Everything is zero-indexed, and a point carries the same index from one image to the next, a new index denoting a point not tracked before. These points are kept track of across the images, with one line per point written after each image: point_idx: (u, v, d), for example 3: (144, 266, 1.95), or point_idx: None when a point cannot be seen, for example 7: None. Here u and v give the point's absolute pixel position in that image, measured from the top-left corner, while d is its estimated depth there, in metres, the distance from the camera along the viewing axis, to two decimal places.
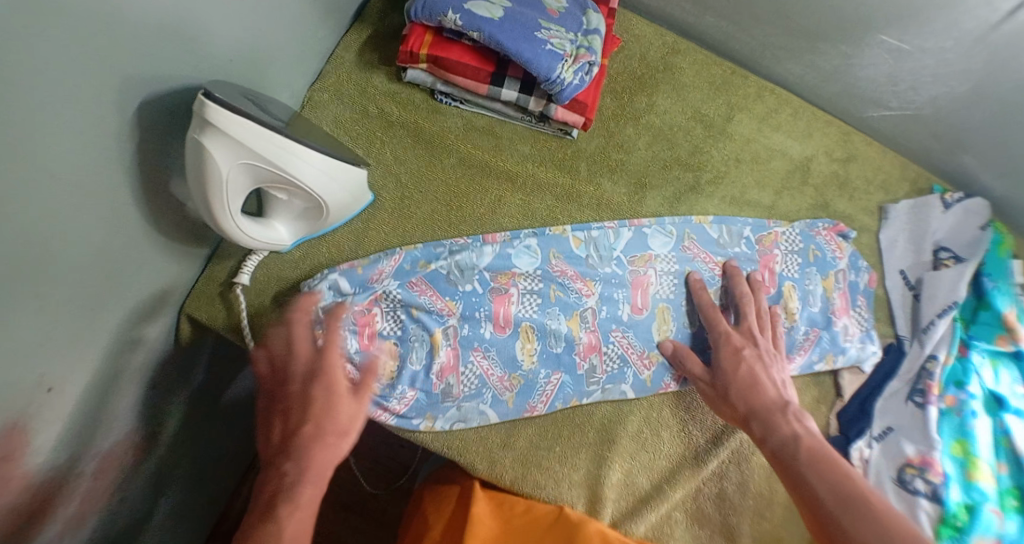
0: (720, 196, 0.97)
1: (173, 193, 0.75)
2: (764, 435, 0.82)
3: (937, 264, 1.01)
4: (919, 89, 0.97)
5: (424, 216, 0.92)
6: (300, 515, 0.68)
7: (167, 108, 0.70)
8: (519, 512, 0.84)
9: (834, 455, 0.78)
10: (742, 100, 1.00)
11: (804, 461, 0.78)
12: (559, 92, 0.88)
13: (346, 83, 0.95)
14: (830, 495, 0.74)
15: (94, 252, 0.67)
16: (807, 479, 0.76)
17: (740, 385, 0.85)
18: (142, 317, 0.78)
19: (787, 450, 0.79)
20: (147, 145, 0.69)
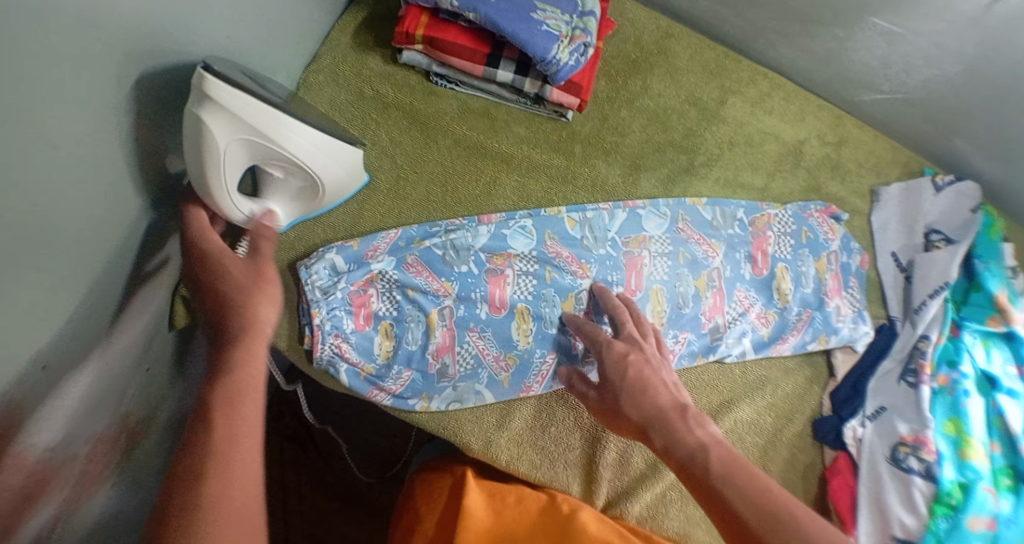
0: (714, 178, 0.98)
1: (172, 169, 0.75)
2: (668, 446, 0.72)
3: (928, 246, 1.02)
4: (911, 72, 0.98)
5: (420, 197, 0.92)
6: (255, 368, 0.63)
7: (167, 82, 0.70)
8: (511, 504, 0.82)
9: (747, 465, 0.68)
10: (735, 83, 1.01)
11: (724, 480, 0.67)
12: (555, 72, 0.88)
13: (341, 65, 0.95)
14: (752, 508, 0.64)
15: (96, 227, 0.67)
16: (721, 490, 0.66)
17: (630, 389, 0.77)
18: (143, 297, 0.78)
19: (694, 459, 0.70)
20: (145, 119, 0.69)
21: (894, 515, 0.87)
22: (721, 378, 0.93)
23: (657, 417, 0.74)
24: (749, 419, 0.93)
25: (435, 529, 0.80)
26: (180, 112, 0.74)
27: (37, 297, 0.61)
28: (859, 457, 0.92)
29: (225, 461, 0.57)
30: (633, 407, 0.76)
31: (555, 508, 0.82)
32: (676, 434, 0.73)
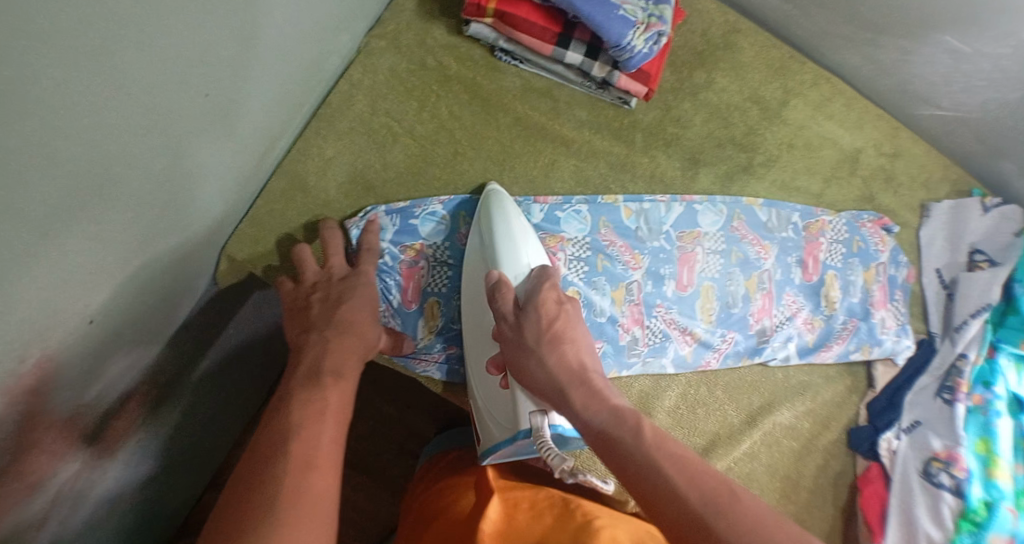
0: (770, 180, 0.97)
1: (207, 121, 0.72)
2: (587, 410, 0.67)
3: (970, 265, 1.02)
4: (974, 92, 0.97)
5: (476, 173, 0.91)
6: (343, 386, 0.73)
7: (223, 33, 0.68)
8: (524, 509, 0.79)
9: (663, 444, 0.61)
10: (798, 85, 1.00)
11: (634, 463, 0.60)
12: (628, 59, 0.87)
13: (405, 32, 0.93)
14: (658, 510, 0.57)
15: (132, 171, 0.65)
16: (654, 460, 0.60)
17: (546, 334, 0.74)
18: (163, 244, 0.75)
19: (613, 428, 0.64)
20: (195, 67, 0.67)
21: (921, 527, 0.88)
22: (764, 379, 0.94)
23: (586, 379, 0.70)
24: (788, 424, 0.93)
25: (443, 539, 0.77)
26: (230, 65, 0.71)
27: (82, 242, 0.63)
28: (891, 468, 0.93)
29: (305, 427, 0.66)
30: (554, 365, 0.72)
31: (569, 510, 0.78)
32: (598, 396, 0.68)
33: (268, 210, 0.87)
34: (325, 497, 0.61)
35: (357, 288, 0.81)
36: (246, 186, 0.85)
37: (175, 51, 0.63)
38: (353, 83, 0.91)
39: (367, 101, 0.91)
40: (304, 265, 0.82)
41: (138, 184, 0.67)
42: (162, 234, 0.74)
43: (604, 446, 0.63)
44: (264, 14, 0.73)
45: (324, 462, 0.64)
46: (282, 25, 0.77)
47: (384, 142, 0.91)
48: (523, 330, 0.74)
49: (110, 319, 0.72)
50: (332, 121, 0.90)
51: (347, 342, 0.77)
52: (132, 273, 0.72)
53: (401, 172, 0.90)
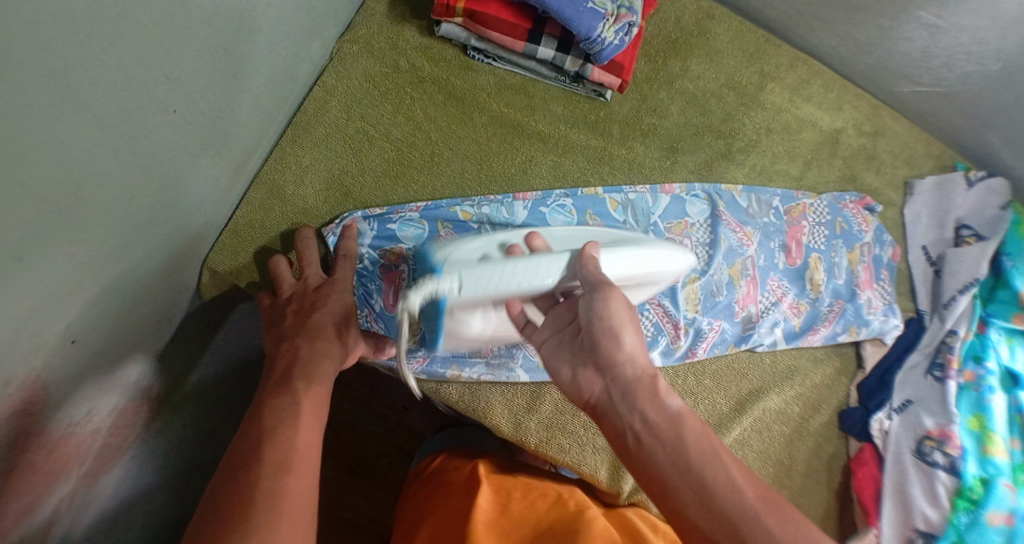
0: (750, 165, 0.97)
1: (179, 137, 0.73)
2: (648, 400, 0.66)
3: (958, 241, 1.01)
4: (953, 66, 0.97)
5: (454, 174, 0.91)
6: (315, 392, 0.74)
7: (187, 47, 0.68)
8: (517, 499, 0.82)
9: (720, 448, 0.63)
10: (774, 69, 0.99)
11: (697, 465, 0.62)
12: (599, 51, 0.87)
13: (376, 36, 0.93)
14: (714, 514, 0.60)
15: (102, 193, 0.65)
16: (721, 465, 0.62)
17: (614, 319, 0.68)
18: (143, 261, 0.76)
19: (678, 426, 0.64)
20: (161, 82, 0.67)
21: (917, 507, 0.89)
22: (751, 365, 0.93)
23: (649, 368, 0.67)
24: (779, 408, 0.93)
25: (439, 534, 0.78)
26: (199, 79, 0.71)
27: (58, 264, 0.63)
28: (884, 448, 0.94)
29: (278, 433, 0.67)
30: (625, 351, 0.67)
31: (560, 504, 0.82)
32: (664, 389, 0.67)
33: (248, 221, 0.88)
34: (303, 498, 0.63)
35: (329, 297, 0.82)
36: (224, 198, 0.86)
37: (137, 64, 0.63)
38: (327, 89, 0.91)
39: (342, 107, 0.91)
40: (280, 280, 0.84)
41: (110, 202, 0.67)
42: (140, 250, 0.74)
43: (671, 440, 0.64)
44: (228, 26, 0.72)
45: (299, 466, 0.65)
46: (251, 36, 0.77)
47: (360, 147, 0.91)
48: (600, 302, 0.68)
49: (94, 337, 0.73)
50: (308, 128, 0.90)
51: (317, 348, 0.78)
52: (112, 292, 0.72)
53: (379, 177, 0.90)
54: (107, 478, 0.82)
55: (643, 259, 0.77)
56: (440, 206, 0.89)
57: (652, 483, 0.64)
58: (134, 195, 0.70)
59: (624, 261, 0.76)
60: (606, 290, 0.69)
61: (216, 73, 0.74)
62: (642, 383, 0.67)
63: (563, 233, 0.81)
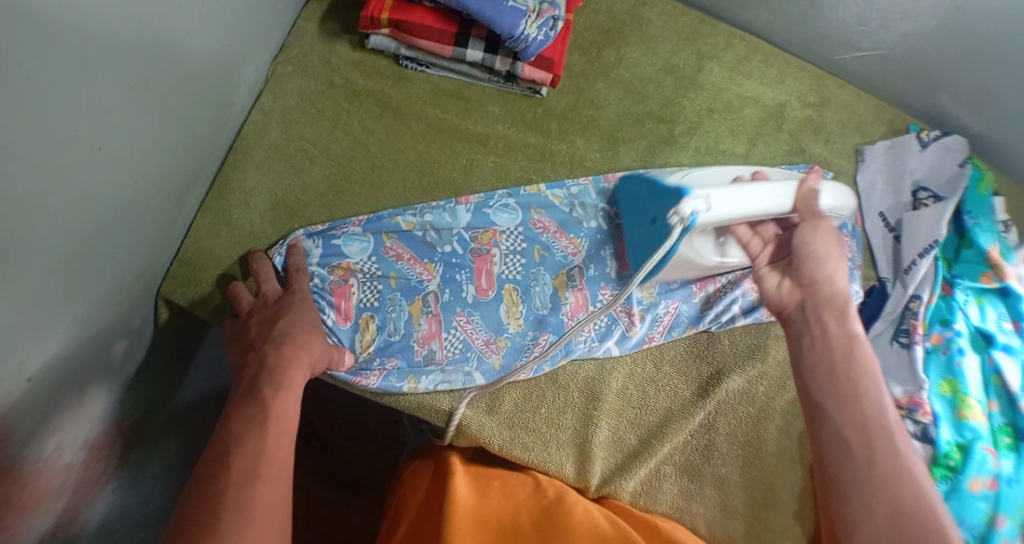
0: (694, 147, 0.97)
1: (123, 173, 0.74)
2: (821, 318, 0.71)
3: (916, 204, 1.01)
4: (891, 27, 0.96)
5: (396, 184, 0.92)
6: (283, 395, 0.72)
7: (121, 85, 0.69)
8: (496, 487, 0.84)
9: (880, 380, 0.67)
10: (711, 49, 1.00)
11: (856, 381, 0.66)
12: (524, 49, 0.87)
13: (308, 54, 0.94)
14: (849, 424, 0.64)
15: (55, 238, 0.66)
16: (860, 387, 0.66)
17: (810, 259, 0.74)
18: (100, 300, 0.77)
19: (822, 344, 0.70)
20: (101, 122, 0.68)
21: None
22: (710, 347, 0.95)
23: (844, 291, 0.72)
24: (740, 388, 0.94)
25: (419, 521, 0.78)
26: (134, 114, 0.72)
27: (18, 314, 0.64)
28: None
29: (243, 443, 0.66)
30: (814, 277, 0.74)
31: (538, 492, 0.83)
32: (851, 311, 0.71)
33: (196, 248, 0.88)
34: (271, 502, 0.63)
35: (292, 304, 0.82)
36: (172, 226, 0.86)
37: (75, 100, 0.64)
38: (264, 111, 0.92)
39: (279, 127, 0.92)
40: (239, 301, 0.84)
41: (58, 240, 0.67)
42: (94, 287, 0.75)
43: (840, 350, 0.69)
44: (163, 56, 0.74)
45: (268, 472, 0.65)
46: (185, 66, 0.78)
47: (301, 165, 0.92)
48: (811, 234, 0.75)
49: (58, 376, 0.72)
50: (248, 152, 0.91)
51: (286, 350, 0.76)
52: (72, 332, 0.73)
53: (322, 193, 0.91)
54: (89, 514, 0.82)
55: (841, 195, 0.83)
56: (382, 217, 0.90)
57: (802, 383, 0.69)
58: (84, 231, 0.71)
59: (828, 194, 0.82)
60: (817, 223, 0.76)
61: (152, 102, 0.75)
62: (835, 302, 0.72)
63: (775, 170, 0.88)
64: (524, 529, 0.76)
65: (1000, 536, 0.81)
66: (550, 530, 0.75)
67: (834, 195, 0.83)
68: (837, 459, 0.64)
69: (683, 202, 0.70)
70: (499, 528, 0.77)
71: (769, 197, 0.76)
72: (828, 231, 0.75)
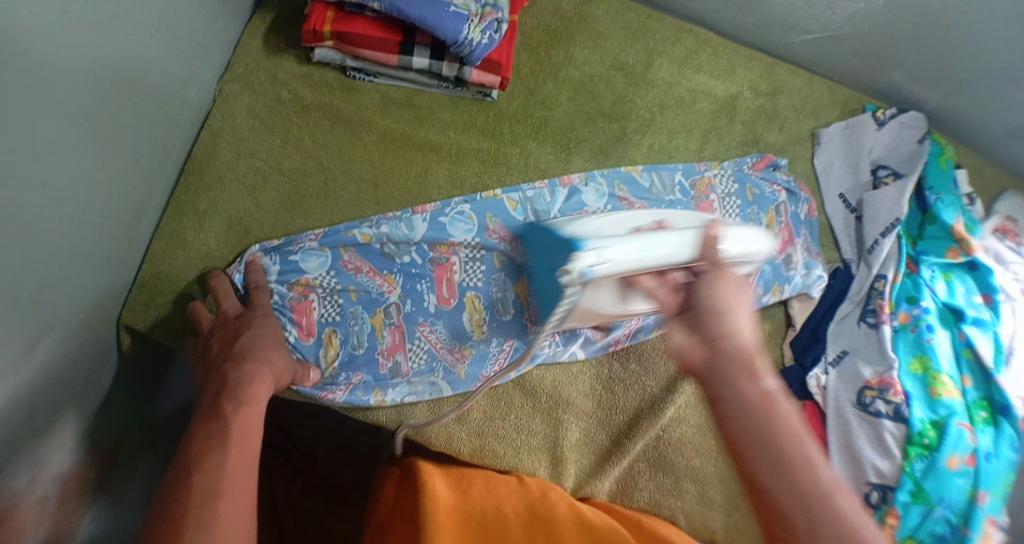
0: (647, 144, 0.97)
1: (76, 200, 0.73)
2: (724, 380, 0.57)
3: (877, 183, 1.01)
4: (837, 9, 0.95)
5: (350, 196, 0.91)
6: (246, 413, 0.70)
7: (64, 109, 0.68)
8: (479, 485, 0.82)
9: (806, 433, 0.54)
10: (660, 44, 1.01)
11: (773, 437, 0.53)
12: (469, 53, 0.86)
13: (254, 71, 0.94)
14: (781, 488, 0.52)
15: (14, 269, 0.65)
16: (783, 454, 0.52)
17: (705, 299, 0.62)
18: (67, 333, 0.75)
19: (743, 409, 0.55)
20: (48, 148, 0.67)
21: (866, 458, 0.86)
22: None
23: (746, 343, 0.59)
24: None
25: (401, 527, 0.77)
26: (81, 139, 0.71)
27: None
28: (825, 405, 0.91)
29: (204, 462, 0.64)
30: (708, 325, 0.60)
31: (523, 488, 0.82)
32: (762, 363, 0.57)
33: (155, 273, 0.87)
34: (239, 517, 0.61)
35: (253, 321, 0.81)
36: (127, 252, 0.84)
37: (19, 128, 0.63)
38: (213, 132, 0.91)
39: (230, 147, 0.91)
40: (199, 320, 0.82)
41: (13, 273, 0.65)
42: (59, 319, 0.74)
43: (754, 416, 0.54)
44: (106, 72, 0.72)
45: (232, 489, 0.62)
46: (130, 87, 0.77)
47: (254, 183, 0.91)
48: (710, 276, 0.65)
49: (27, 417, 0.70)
50: (200, 174, 0.90)
51: (247, 368, 0.74)
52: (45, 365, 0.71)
53: (276, 210, 0.90)
54: None
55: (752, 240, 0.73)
56: (337, 228, 0.89)
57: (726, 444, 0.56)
58: (39, 258, 0.69)
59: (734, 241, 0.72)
60: (718, 265, 0.66)
61: (97, 124, 0.74)
62: (739, 360, 0.57)
63: (680, 215, 0.79)
64: (513, 526, 0.76)
65: (982, 512, 0.80)
66: (541, 530, 0.75)
67: (742, 241, 0.73)
68: (783, 533, 0.52)
69: (573, 260, 0.64)
70: (485, 523, 0.77)
71: (666, 244, 0.67)
72: (732, 274, 0.65)
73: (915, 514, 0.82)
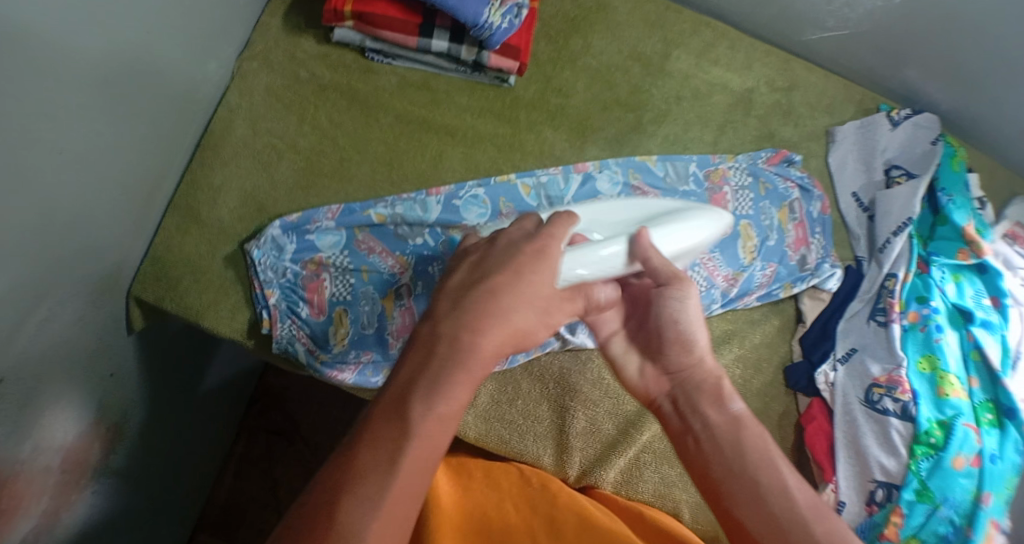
0: (663, 134, 0.98)
1: (97, 161, 0.73)
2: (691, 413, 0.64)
3: (889, 182, 1.01)
4: (854, 6, 0.97)
5: (364, 176, 0.92)
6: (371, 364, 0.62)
7: (91, 71, 0.69)
8: (478, 479, 0.83)
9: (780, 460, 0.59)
10: (677, 36, 1.02)
11: (749, 467, 0.58)
12: (489, 37, 0.87)
13: (273, 50, 0.95)
14: (757, 512, 0.56)
15: (32, 225, 0.66)
16: (757, 480, 0.57)
17: (670, 334, 0.67)
18: (83, 296, 0.75)
19: (710, 442, 0.61)
20: (74, 106, 0.68)
21: (872, 457, 0.86)
22: None
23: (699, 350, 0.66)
24: None
25: None
26: (103, 102, 0.72)
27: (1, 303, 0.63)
28: (833, 402, 0.91)
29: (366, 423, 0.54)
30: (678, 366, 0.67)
31: (524, 481, 0.81)
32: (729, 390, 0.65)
33: (168, 247, 0.86)
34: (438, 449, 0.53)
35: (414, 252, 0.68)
36: (141, 224, 0.84)
37: (49, 84, 0.64)
38: (230, 109, 0.92)
39: (246, 124, 0.92)
40: None
41: (33, 229, 0.66)
42: (76, 282, 0.74)
43: (728, 441, 0.61)
44: (130, 33, 0.73)
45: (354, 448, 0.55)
46: (153, 55, 0.77)
47: (269, 161, 0.91)
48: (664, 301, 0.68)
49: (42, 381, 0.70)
50: (216, 149, 0.90)
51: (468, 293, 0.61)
52: (59, 329, 0.72)
53: (291, 188, 0.91)
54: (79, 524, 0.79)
55: (683, 237, 0.80)
56: (351, 204, 0.90)
57: (694, 464, 0.62)
58: (57, 216, 0.69)
59: (670, 239, 0.80)
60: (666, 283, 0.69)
61: (121, 89, 0.74)
62: (707, 387, 0.65)
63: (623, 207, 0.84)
64: (515, 522, 0.75)
65: (985, 514, 0.80)
66: (543, 521, 0.75)
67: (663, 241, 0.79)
68: None
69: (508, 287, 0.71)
70: (486, 520, 0.76)
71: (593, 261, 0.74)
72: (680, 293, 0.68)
73: (920, 513, 0.81)
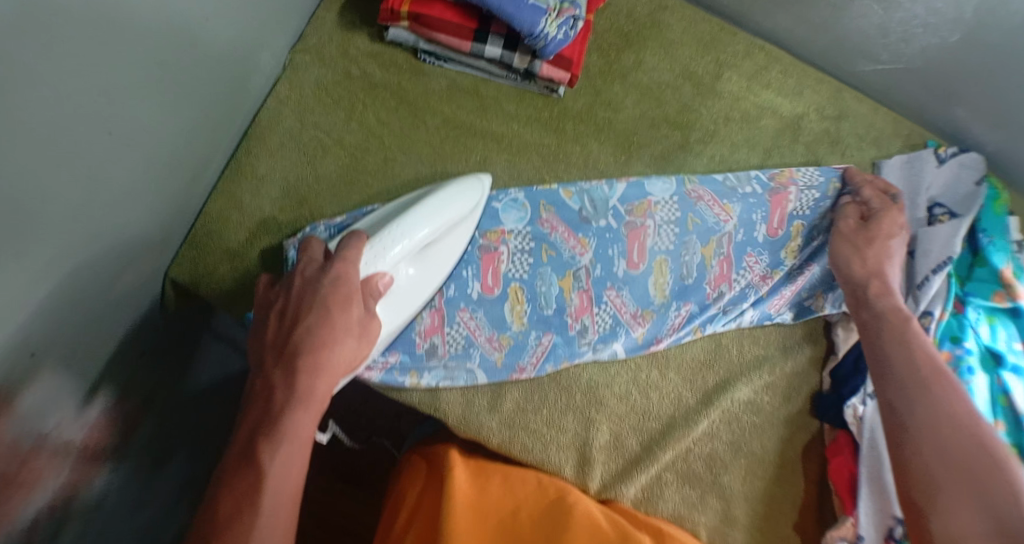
0: (708, 155, 0.98)
1: (150, 143, 0.74)
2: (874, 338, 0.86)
3: (931, 219, 1.00)
4: (910, 40, 0.97)
5: (408, 176, 0.92)
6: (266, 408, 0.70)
7: (151, 54, 0.69)
8: (496, 482, 0.82)
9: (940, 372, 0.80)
10: (730, 57, 1.02)
11: (925, 380, 0.80)
12: (543, 47, 0.87)
13: (327, 44, 0.95)
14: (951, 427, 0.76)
15: (87, 204, 0.66)
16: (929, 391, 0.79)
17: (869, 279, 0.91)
18: (123, 277, 0.76)
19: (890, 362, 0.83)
20: (134, 88, 0.68)
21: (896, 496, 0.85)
22: (720, 356, 0.94)
23: (942, 369, 0.81)
24: (746, 399, 0.93)
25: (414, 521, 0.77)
26: (161, 84, 0.72)
27: (50, 278, 0.63)
28: (860, 435, 0.90)
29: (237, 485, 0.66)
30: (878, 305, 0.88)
31: (542, 488, 0.82)
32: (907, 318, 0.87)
33: (206, 231, 0.86)
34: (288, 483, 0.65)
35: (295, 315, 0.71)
36: (183, 208, 0.84)
37: (114, 66, 0.64)
38: (281, 100, 0.92)
39: (295, 116, 0.92)
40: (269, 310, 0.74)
41: (87, 209, 0.66)
42: (118, 261, 0.74)
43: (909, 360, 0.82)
44: (191, 19, 0.73)
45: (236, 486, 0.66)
46: (212, 42, 0.78)
47: (314, 155, 0.91)
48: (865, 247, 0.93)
49: (78, 357, 0.70)
50: (263, 138, 0.91)
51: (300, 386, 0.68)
52: (101, 306, 0.72)
53: (334, 182, 0.91)
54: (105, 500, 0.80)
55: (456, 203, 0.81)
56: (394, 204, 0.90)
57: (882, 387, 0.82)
58: (103, 198, 0.69)
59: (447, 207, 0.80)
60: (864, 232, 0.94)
61: (179, 72, 0.75)
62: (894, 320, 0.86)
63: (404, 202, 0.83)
64: (529, 531, 0.76)
65: None
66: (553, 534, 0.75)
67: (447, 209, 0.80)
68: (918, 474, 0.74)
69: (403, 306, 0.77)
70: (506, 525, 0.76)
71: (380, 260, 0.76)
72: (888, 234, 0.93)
73: None
